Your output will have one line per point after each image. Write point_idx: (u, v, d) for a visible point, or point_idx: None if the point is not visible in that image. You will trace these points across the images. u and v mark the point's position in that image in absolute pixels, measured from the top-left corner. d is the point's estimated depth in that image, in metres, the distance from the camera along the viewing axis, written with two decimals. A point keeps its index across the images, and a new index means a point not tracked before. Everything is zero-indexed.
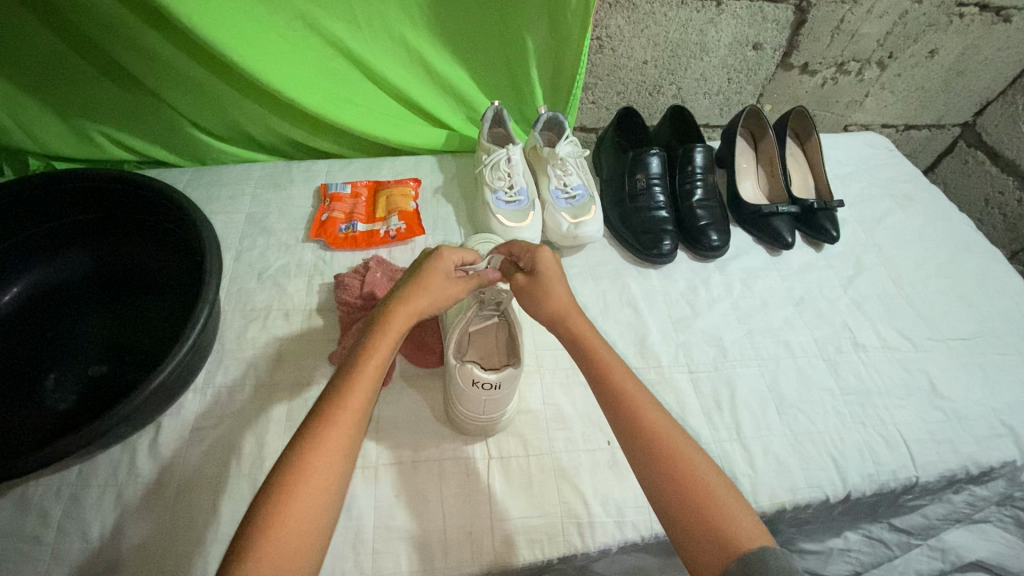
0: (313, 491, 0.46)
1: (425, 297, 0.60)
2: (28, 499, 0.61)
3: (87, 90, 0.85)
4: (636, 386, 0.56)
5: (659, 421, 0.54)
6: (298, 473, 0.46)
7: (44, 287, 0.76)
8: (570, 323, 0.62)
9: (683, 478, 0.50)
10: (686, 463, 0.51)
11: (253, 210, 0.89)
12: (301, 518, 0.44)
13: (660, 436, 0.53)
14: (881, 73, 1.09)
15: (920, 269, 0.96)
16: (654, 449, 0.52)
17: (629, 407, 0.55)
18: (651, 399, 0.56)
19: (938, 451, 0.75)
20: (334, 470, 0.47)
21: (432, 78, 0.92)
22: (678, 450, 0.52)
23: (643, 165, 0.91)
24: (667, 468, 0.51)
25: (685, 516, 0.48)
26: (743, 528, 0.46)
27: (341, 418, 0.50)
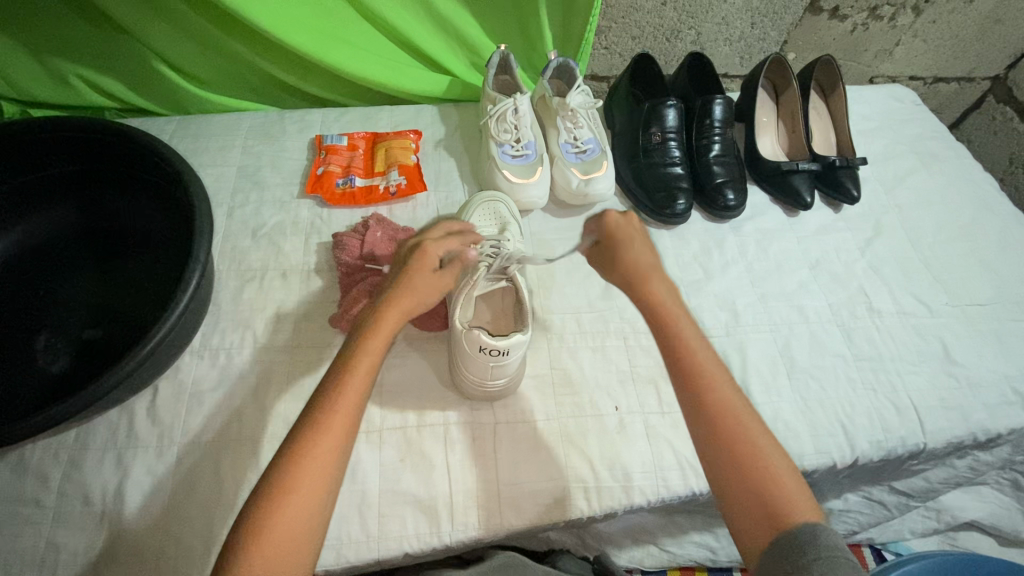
0: (303, 497, 0.44)
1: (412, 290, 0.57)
2: (26, 463, 0.60)
3: (60, 29, 0.79)
4: (706, 355, 0.54)
5: (724, 393, 0.51)
6: (288, 478, 0.45)
7: (26, 244, 0.72)
8: (645, 288, 0.59)
9: (744, 453, 0.48)
10: (747, 436, 0.49)
11: (245, 163, 0.84)
12: (290, 522, 0.43)
13: (726, 411, 0.50)
14: (915, 19, 1.01)
15: (940, 232, 0.92)
16: (715, 422, 0.50)
17: (697, 378, 0.52)
18: (720, 370, 0.53)
19: (947, 417, 0.75)
20: (324, 477, 0.45)
21: (434, 19, 0.85)
22: (742, 429, 0.50)
23: (660, 117, 0.86)
24: (728, 442, 0.49)
25: (743, 493, 0.47)
26: (796, 511, 0.46)
27: (332, 420, 0.47)
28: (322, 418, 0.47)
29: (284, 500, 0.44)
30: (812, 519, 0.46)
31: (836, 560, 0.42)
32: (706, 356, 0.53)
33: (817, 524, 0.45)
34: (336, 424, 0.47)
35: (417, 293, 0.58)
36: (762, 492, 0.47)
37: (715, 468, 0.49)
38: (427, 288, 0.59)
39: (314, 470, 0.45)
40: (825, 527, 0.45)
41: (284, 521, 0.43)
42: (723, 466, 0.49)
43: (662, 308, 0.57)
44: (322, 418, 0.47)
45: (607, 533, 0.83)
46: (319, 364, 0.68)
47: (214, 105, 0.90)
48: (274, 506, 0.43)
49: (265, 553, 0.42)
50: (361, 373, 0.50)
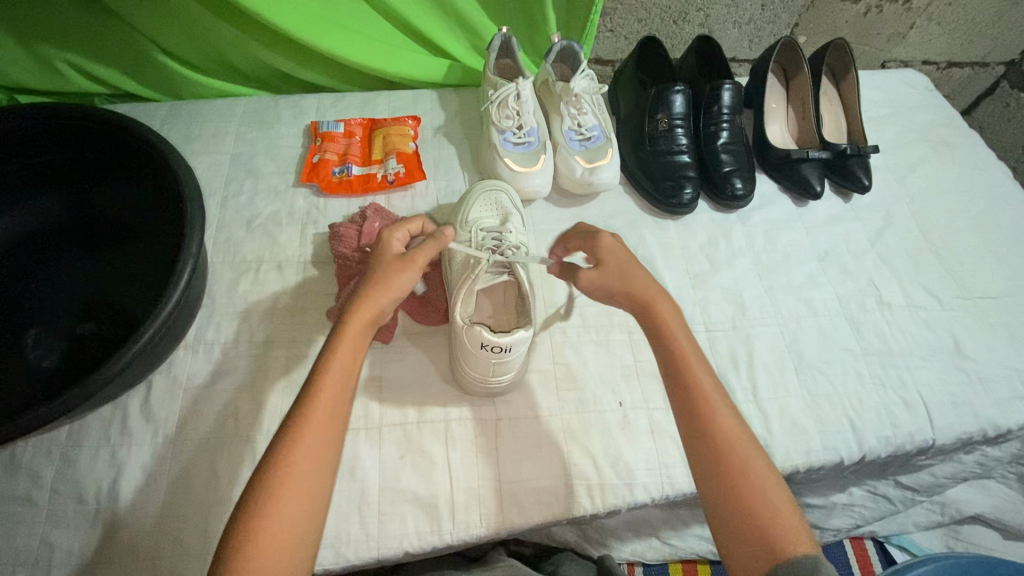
0: (288, 506, 0.43)
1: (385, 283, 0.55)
2: (17, 461, 0.59)
3: (43, 10, 0.75)
4: (714, 387, 0.52)
5: (727, 425, 0.50)
6: (272, 486, 0.44)
7: (11, 234, 0.69)
8: (655, 312, 0.56)
9: (741, 484, 0.48)
10: (745, 467, 0.48)
11: (238, 150, 0.81)
12: (275, 531, 0.42)
13: (726, 443, 0.50)
14: (931, 1, 0.98)
15: (952, 222, 0.90)
16: (716, 456, 0.49)
17: (702, 410, 0.51)
18: (722, 400, 0.52)
19: (957, 413, 0.73)
20: (308, 482, 0.45)
21: (433, 1, 0.82)
22: (740, 457, 0.49)
23: (666, 104, 0.83)
24: (727, 473, 0.48)
25: (736, 522, 0.47)
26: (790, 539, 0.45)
27: (309, 424, 0.46)
28: (303, 421, 0.46)
29: (269, 510, 0.43)
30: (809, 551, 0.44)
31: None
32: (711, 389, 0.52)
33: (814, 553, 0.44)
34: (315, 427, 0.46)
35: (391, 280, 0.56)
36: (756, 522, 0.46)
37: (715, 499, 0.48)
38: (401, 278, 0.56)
39: (298, 475, 0.44)
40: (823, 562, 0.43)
41: (269, 532, 0.42)
42: (720, 497, 0.48)
43: (667, 335, 0.55)
44: (302, 424, 0.46)
45: (610, 527, 0.82)
46: (317, 358, 0.67)
47: (206, 90, 0.87)
48: (260, 516, 0.42)
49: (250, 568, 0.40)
50: (338, 369, 0.50)
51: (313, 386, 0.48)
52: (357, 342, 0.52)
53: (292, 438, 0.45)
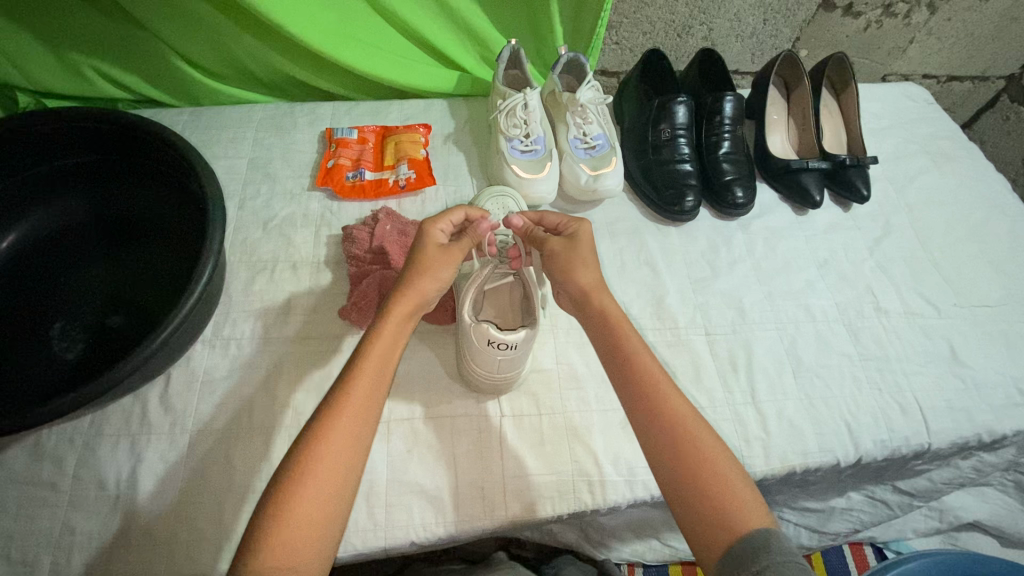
0: (323, 484, 0.46)
1: (427, 275, 0.58)
2: (42, 447, 0.62)
3: (74, 20, 0.79)
4: (656, 368, 0.56)
5: (673, 404, 0.53)
6: (307, 465, 0.46)
7: (41, 233, 0.73)
8: (602, 302, 0.60)
9: (694, 462, 0.50)
10: (697, 447, 0.51)
11: (256, 155, 0.84)
12: (309, 509, 0.45)
13: (674, 421, 0.52)
14: (930, 16, 1.00)
15: (950, 232, 0.92)
16: (668, 435, 0.52)
17: (648, 392, 0.54)
18: (665, 379, 0.55)
19: (952, 417, 0.75)
20: (343, 462, 0.47)
21: (445, 14, 0.85)
22: (690, 435, 0.52)
23: (669, 115, 0.86)
24: (679, 453, 0.51)
25: (690, 498, 0.49)
26: (744, 513, 0.47)
27: (346, 406, 0.49)
28: (342, 403, 0.49)
29: (303, 487, 0.45)
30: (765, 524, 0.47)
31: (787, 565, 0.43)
32: (655, 369, 0.55)
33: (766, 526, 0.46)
34: (350, 411, 0.49)
35: (431, 276, 0.58)
36: (712, 497, 0.48)
37: (668, 477, 0.51)
38: (442, 273, 0.59)
39: (332, 454, 0.47)
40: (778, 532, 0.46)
41: (307, 506, 0.45)
42: (674, 475, 0.50)
43: (614, 325, 0.58)
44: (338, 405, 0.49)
45: (610, 527, 0.84)
46: (329, 355, 0.69)
47: (226, 97, 0.91)
48: (294, 493, 0.45)
49: (284, 542, 0.43)
50: (375, 359, 0.52)
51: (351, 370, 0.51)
52: (395, 330, 0.55)
53: (331, 418, 0.48)
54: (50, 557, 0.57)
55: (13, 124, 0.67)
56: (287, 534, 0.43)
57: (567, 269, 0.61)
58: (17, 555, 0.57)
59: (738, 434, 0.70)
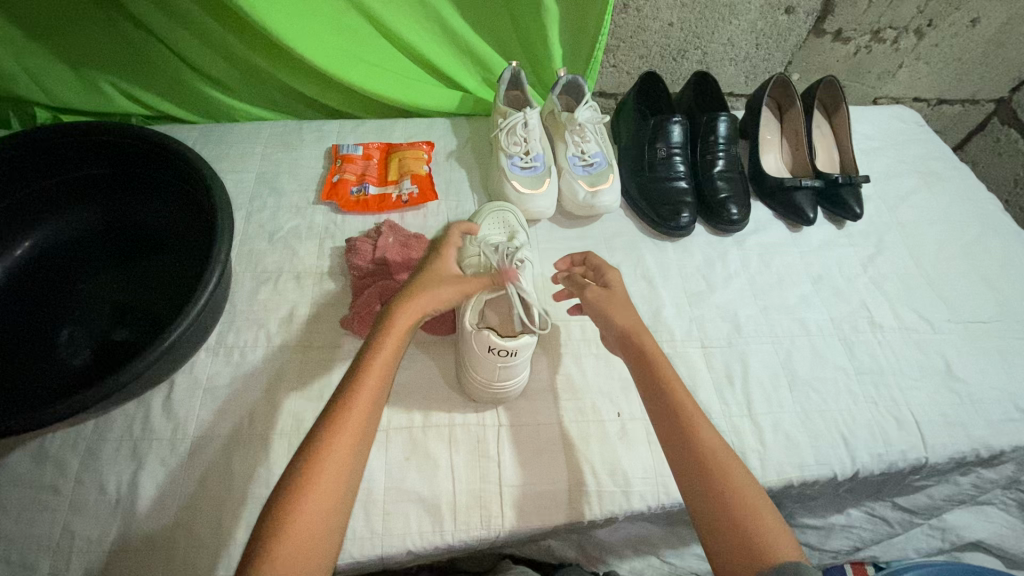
0: (321, 502, 0.47)
1: (430, 297, 0.61)
2: (45, 451, 0.62)
3: (93, 38, 0.83)
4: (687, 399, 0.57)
5: (708, 440, 0.54)
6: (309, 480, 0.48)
7: (53, 243, 0.75)
8: (637, 340, 0.62)
9: (731, 503, 0.50)
10: (734, 485, 0.51)
11: (264, 169, 0.87)
12: (307, 523, 0.46)
13: (709, 452, 0.54)
14: (918, 42, 1.04)
15: (944, 250, 0.93)
16: (706, 478, 0.52)
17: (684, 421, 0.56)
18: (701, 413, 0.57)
19: (949, 433, 0.75)
20: (334, 482, 0.49)
21: (449, 37, 0.89)
22: (723, 474, 0.52)
23: (665, 134, 0.88)
24: (717, 495, 0.51)
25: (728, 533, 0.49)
26: (779, 549, 0.47)
27: (344, 423, 0.51)
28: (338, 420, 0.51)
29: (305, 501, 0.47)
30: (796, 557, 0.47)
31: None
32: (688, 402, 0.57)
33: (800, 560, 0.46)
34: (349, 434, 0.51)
35: (434, 296, 0.61)
36: (749, 539, 0.48)
37: (710, 524, 0.50)
38: (439, 296, 0.62)
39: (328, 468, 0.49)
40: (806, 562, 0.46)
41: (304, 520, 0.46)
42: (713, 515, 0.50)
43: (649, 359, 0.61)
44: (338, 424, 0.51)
45: (609, 543, 0.83)
46: (331, 363, 0.71)
47: (236, 114, 0.94)
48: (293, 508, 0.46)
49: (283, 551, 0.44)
50: (375, 374, 0.54)
51: (348, 394, 0.53)
52: (391, 353, 0.56)
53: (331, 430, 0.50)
54: (48, 560, 0.57)
55: (26, 140, 0.70)
56: (283, 548, 0.44)
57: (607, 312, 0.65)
58: (16, 557, 0.57)
59: (734, 446, 0.70)
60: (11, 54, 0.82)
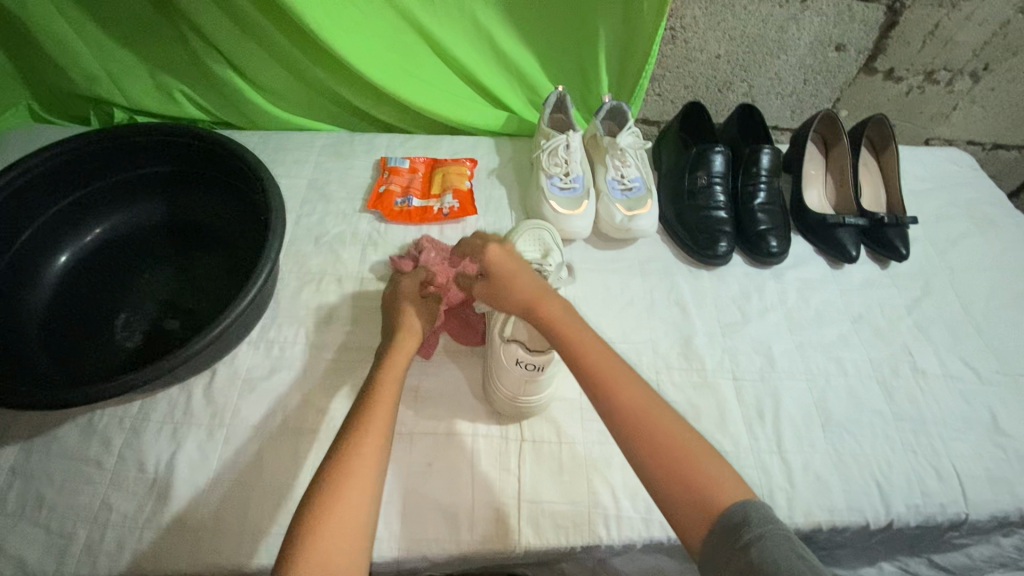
0: (356, 493, 0.50)
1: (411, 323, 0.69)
2: (94, 426, 0.66)
3: (172, 47, 0.89)
4: (605, 356, 0.58)
5: (634, 398, 0.55)
6: (331, 483, 0.50)
7: (119, 233, 0.80)
8: (542, 309, 0.63)
9: (665, 453, 0.51)
10: (672, 442, 0.52)
11: (315, 176, 0.91)
12: (347, 514, 0.48)
13: (637, 410, 0.54)
14: (974, 85, 1.02)
15: (995, 298, 0.90)
16: (642, 442, 0.52)
17: (606, 383, 0.56)
18: (615, 365, 0.58)
19: (993, 488, 0.71)
20: (366, 486, 0.51)
21: (500, 59, 0.92)
22: (654, 425, 0.53)
23: (706, 163, 0.89)
24: (645, 446, 0.52)
25: (682, 495, 0.49)
26: (727, 496, 0.49)
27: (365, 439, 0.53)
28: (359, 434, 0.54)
29: (339, 499, 0.49)
30: (744, 495, 0.49)
31: (771, 536, 0.45)
32: (605, 359, 0.58)
33: (748, 501, 0.48)
34: (371, 438, 0.54)
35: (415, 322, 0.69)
36: (699, 494, 0.49)
37: (665, 493, 0.50)
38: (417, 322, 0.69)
39: (357, 476, 0.50)
40: (758, 500, 0.48)
41: (341, 518, 0.48)
42: (663, 485, 0.50)
43: (561, 328, 0.61)
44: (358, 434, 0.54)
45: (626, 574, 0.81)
46: (363, 364, 0.73)
47: (293, 124, 0.99)
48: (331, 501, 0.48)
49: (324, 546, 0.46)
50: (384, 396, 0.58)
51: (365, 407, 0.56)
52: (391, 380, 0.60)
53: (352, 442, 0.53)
54: (85, 531, 0.60)
55: (103, 136, 0.75)
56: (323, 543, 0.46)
57: (509, 285, 0.65)
58: (57, 526, 0.60)
59: (761, 482, 0.69)
60: (99, 57, 0.89)
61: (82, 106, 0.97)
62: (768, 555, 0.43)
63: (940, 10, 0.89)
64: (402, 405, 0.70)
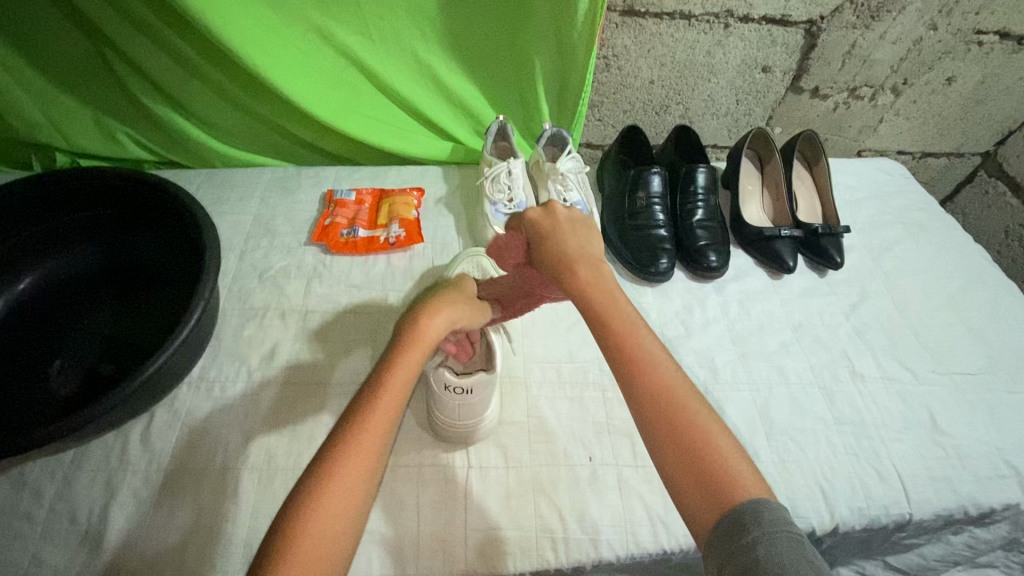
0: (333, 517, 0.42)
1: (440, 317, 0.59)
2: (23, 479, 0.64)
3: (113, 91, 0.90)
4: (643, 333, 0.53)
5: (659, 376, 0.49)
6: (307, 512, 0.42)
7: (55, 279, 0.79)
8: (580, 278, 0.58)
9: (687, 436, 0.46)
10: (697, 428, 0.47)
11: (260, 212, 0.92)
12: (322, 541, 0.41)
13: (666, 389, 0.49)
14: (896, 99, 1.08)
15: (928, 299, 0.94)
16: (667, 423, 0.47)
17: (634, 358, 0.51)
18: (653, 344, 0.52)
19: (934, 487, 0.73)
20: (348, 508, 0.43)
21: (441, 92, 0.95)
22: (670, 400, 0.48)
23: (645, 183, 0.92)
24: (670, 429, 0.47)
25: (700, 488, 0.45)
26: (740, 492, 0.44)
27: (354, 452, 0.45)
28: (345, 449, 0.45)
29: (311, 526, 0.41)
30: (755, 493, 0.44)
31: (779, 535, 0.41)
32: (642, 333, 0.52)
33: (760, 499, 0.43)
34: (359, 453, 0.45)
35: (443, 318, 0.59)
36: (716, 488, 0.44)
37: (683, 483, 0.45)
38: (446, 318, 0.60)
39: (338, 496, 0.43)
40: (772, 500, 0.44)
41: (314, 546, 0.41)
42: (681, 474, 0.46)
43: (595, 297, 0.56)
44: (344, 447, 0.45)
45: None
46: (307, 397, 0.72)
47: (241, 161, 1.00)
48: (300, 527, 0.41)
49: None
50: (384, 399, 0.49)
51: (355, 415, 0.48)
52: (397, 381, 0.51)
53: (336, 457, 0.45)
54: None
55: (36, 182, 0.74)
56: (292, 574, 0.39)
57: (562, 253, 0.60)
58: None
59: None
60: (39, 103, 0.89)
61: (23, 151, 0.96)
62: (777, 556, 0.40)
63: (855, 31, 0.94)
64: None
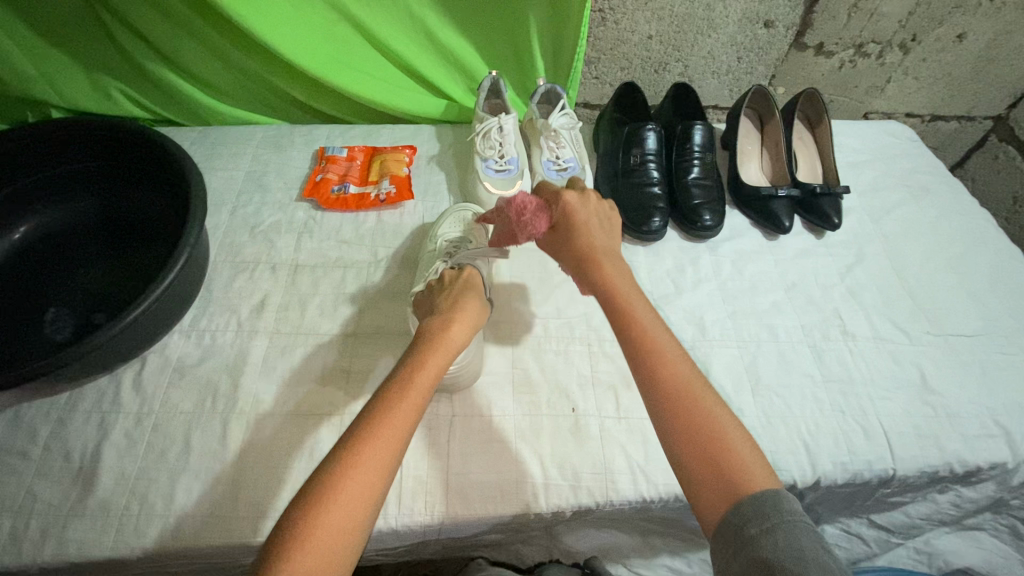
0: (351, 501, 0.45)
1: (458, 328, 0.61)
2: (20, 419, 0.66)
3: (105, 45, 0.90)
4: (659, 333, 0.56)
5: (677, 371, 0.53)
6: (327, 492, 0.45)
7: (51, 230, 0.80)
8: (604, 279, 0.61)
9: (701, 424, 0.50)
10: (712, 422, 0.50)
11: (252, 168, 0.92)
12: (337, 518, 0.43)
13: (679, 385, 0.52)
14: (904, 57, 1.04)
15: (927, 261, 0.92)
16: (682, 414, 0.50)
17: (650, 353, 0.54)
18: (668, 342, 0.55)
19: (920, 445, 0.73)
20: (366, 494, 0.46)
21: (434, 47, 0.93)
22: (689, 401, 0.51)
23: (640, 140, 0.90)
24: (688, 421, 0.50)
25: (711, 474, 0.47)
26: (757, 483, 0.46)
27: (374, 440, 0.48)
28: (365, 438, 0.48)
29: (331, 504, 0.44)
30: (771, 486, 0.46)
31: (797, 525, 0.43)
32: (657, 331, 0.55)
33: (775, 490, 0.46)
34: (381, 443, 0.48)
35: (460, 327, 0.61)
36: (729, 476, 0.47)
37: (693, 469, 0.48)
38: (463, 331, 0.61)
39: (357, 479, 0.46)
40: (786, 491, 0.46)
41: (333, 521, 0.43)
42: (694, 462, 0.48)
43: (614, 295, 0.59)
44: (366, 434, 0.48)
45: (577, 550, 0.80)
46: (296, 347, 0.73)
47: (234, 119, 1.00)
48: (320, 507, 0.44)
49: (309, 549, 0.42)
50: (408, 399, 0.52)
51: (375, 409, 0.51)
52: (419, 384, 0.54)
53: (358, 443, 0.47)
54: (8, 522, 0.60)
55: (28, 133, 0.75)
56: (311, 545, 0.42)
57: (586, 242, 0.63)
58: None
59: None
60: (31, 57, 0.89)
61: (18, 108, 0.97)
62: (794, 541, 0.42)
63: None
64: (331, 387, 0.70)
